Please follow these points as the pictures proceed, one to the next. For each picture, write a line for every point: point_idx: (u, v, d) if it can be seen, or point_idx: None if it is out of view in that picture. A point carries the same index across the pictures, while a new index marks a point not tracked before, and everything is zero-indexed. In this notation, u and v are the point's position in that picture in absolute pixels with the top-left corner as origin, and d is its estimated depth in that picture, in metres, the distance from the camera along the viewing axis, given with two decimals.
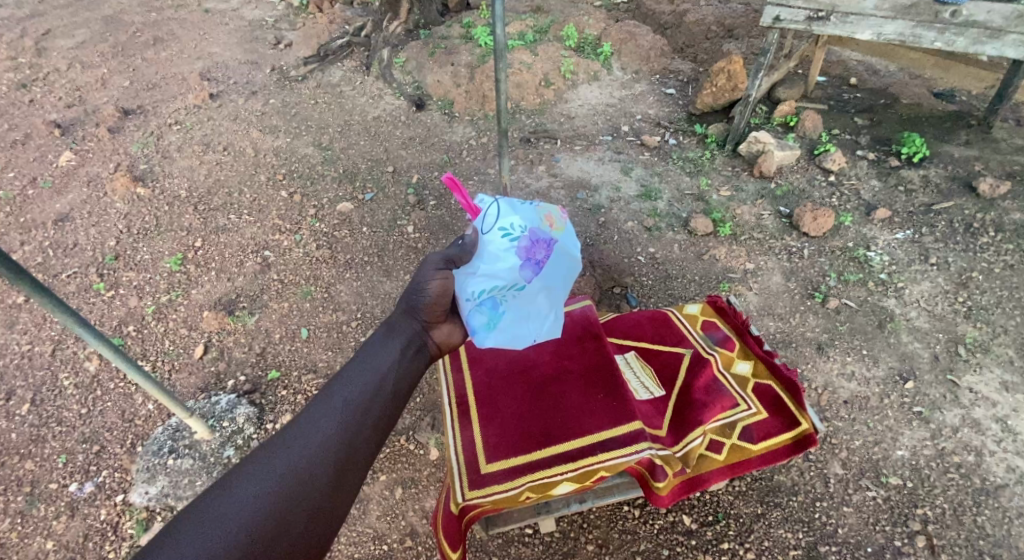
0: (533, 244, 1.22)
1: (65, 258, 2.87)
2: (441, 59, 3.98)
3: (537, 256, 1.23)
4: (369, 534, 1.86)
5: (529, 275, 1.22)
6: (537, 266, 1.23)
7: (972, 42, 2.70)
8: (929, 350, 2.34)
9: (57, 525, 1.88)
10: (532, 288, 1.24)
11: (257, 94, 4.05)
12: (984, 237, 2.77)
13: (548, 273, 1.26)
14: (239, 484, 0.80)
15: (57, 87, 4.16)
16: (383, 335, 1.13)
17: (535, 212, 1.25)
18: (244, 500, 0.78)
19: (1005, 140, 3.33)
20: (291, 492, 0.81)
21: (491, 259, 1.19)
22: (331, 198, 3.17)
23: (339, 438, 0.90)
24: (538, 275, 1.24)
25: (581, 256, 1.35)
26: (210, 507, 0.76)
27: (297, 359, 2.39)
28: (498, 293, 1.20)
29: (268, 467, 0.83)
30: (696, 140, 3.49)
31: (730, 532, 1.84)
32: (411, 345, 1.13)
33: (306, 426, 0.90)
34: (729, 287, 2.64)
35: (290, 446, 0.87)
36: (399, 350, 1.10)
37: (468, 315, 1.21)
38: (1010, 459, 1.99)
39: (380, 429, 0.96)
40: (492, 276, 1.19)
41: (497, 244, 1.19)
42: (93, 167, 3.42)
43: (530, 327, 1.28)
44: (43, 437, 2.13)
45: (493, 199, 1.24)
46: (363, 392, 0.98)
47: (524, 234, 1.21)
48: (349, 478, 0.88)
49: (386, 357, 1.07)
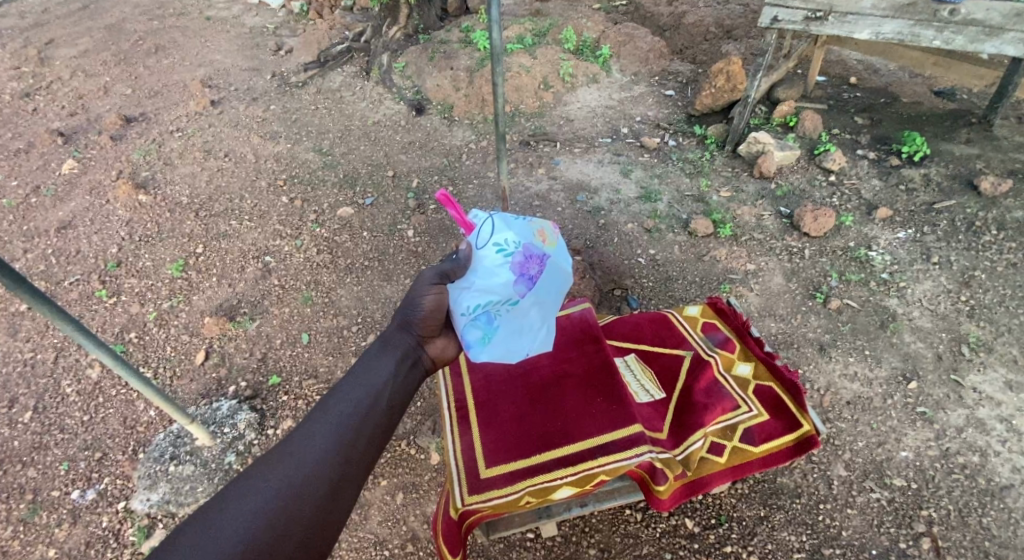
0: (527, 259, 1.23)
1: (67, 265, 2.89)
2: (440, 63, 4.00)
3: (531, 270, 1.24)
4: (371, 540, 1.86)
5: (523, 290, 1.23)
6: (531, 280, 1.24)
7: (970, 40, 2.68)
8: (933, 350, 2.33)
9: (59, 533, 1.88)
10: (525, 302, 1.24)
11: (258, 100, 4.07)
12: (987, 235, 2.75)
13: (541, 288, 1.27)
14: (233, 502, 0.79)
15: (60, 95, 4.19)
16: (379, 348, 1.11)
17: (527, 227, 1.28)
18: (241, 517, 0.76)
19: (1006, 137, 3.31)
20: (288, 508, 0.80)
21: (486, 274, 1.20)
22: (332, 203, 3.18)
23: (337, 452, 0.89)
24: (531, 290, 1.25)
25: (572, 270, 1.37)
26: (207, 524, 0.75)
27: (297, 365, 2.39)
28: (494, 307, 1.20)
29: (265, 483, 0.82)
30: (695, 141, 3.50)
31: (733, 534, 1.84)
32: (409, 358, 1.12)
33: (303, 441, 0.89)
34: (729, 288, 2.63)
35: (288, 461, 0.86)
36: (396, 361, 1.10)
37: (463, 329, 1.20)
38: (1015, 459, 1.97)
39: (377, 441, 0.96)
40: (487, 291, 1.19)
41: (492, 259, 1.20)
42: (95, 175, 3.44)
43: (524, 341, 1.29)
44: (45, 445, 2.14)
45: (487, 215, 1.27)
46: (361, 405, 0.97)
47: (518, 249, 1.22)
48: (346, 494, 0.87)
49: (383, 368, 1.06)
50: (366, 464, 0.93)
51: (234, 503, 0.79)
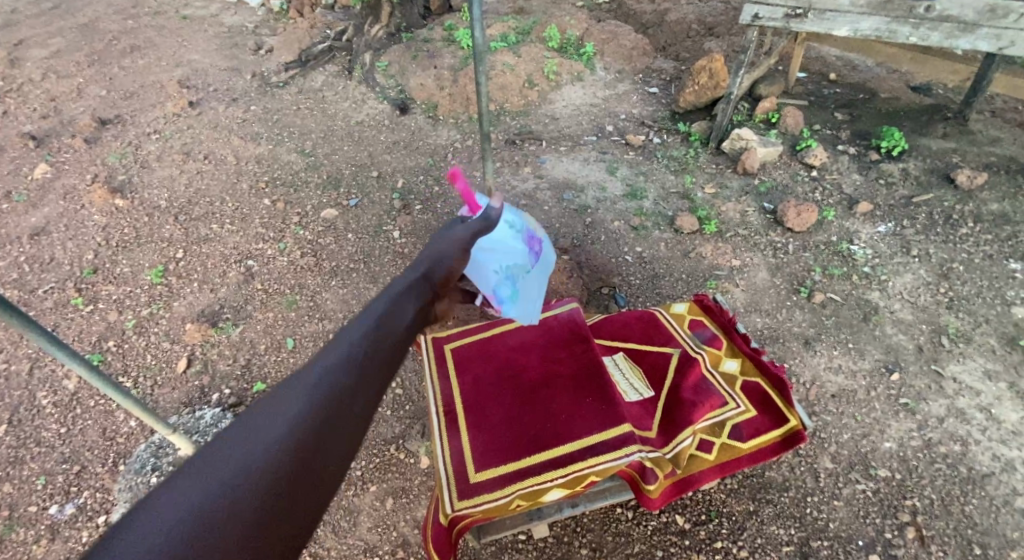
0: (532, 237, 1.40)
1: (41, 273, 2.81)
2: (424, 62, 3.96)
3: (535, 246, 1.41)
4: (360, 547, 1.84)
5: (533, 261, 1.40)
6: (536, 253, 1.42)
7: (946, 36, 2.72)
8: (914, 341, 2.37)
9: (37, 550, 1.83)
10: (533, 271, 1.42)
11: (238, 100, 4.00)
12: (964, 228, 2.81)
13: (541, 261, 1.46)
14: (234, 437, 0.63)
15: (30, 98, 4.07)
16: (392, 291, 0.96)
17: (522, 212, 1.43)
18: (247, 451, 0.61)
19: (981, 131, 3.38)
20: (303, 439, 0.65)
21: (506, 246, 1.32)
22: (315, 205, 3.14)
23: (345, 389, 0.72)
24: (537, 261, 1.43)
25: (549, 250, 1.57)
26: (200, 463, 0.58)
27: (282, 371, 2.35)
28: (515, 273, 1.34)
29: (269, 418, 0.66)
30: (679, 138, 3.51)
31: (723, 530, 1.85)
32: (423, 303, 0.98)
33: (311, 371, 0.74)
34: (715, 285, 2.65)
35: (298, 393, 0.70)
36: (415, 305, 0.95)
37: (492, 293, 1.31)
38: (994, 447, 2.02)
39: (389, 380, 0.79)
40: (509, 258, 1.32)
41: (509, 235, 1.32)
42: (69, 179, 3.35)
43: (530, 307, 1.46)
44: (21, 459, 2.08)
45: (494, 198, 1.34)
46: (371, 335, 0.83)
47: (525, 228, 1.38)
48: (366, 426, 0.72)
49: (389, 302, 0.92)
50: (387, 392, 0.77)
51: (236, 438, 0.63)
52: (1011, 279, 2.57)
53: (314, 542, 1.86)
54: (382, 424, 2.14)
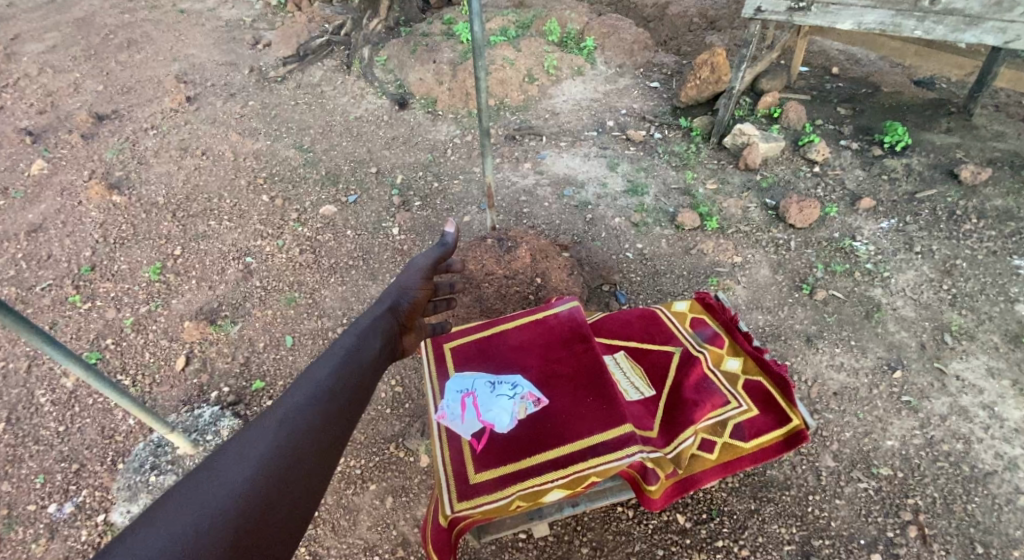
0: (468, 404, 1.56)
1: (39, 270, 2.79)
2: (423, 56, 3.90)
3: (472, 400, 1.57)
4: (360, 545, 1.83)
5: (478, 389, 1.59)
6: (474, 394, 1.58)
7: (951, 30, 2.67)
8: (917, 339, 2.35)
9: (36, 549, 1.82)
10: (479, 383, 1.61)
11: (236, 95, 3.98)
12: (968, 224, 2.79)
13: (461, 385, 1.62)
14: (206, 478, 0.74)
15: (28, 93, 4.04)
16: (359, 334, 1.22)
17: (463, 416, 1.54)
18: (221, 489, 0.72)
19: (984, 126, 3.35)
20: (276, 473, 0.77)
21: (501, 399, 1.55)
22: (314, 202, 3.12)
23: (321, 408, 0.91)
24: (472, 386, 1.61)
25: (428, 371, 1.70)
26: (177, 505, 0.68)
27: (281, 370, 2.34)
28: (494, 387, 1.59)
29: (237, 461, 0.77)
30: (681, 133, 3.49)
31: (724, 529, 1.84)
32: (388, 333, 1.29)
33: (273, 418, 0.86)
34: (717, 282, 2.63)
35: (258, 437, 0.82)
36: (382, 334, 1.27)
37: (517, 386, 1.58)
38: (998, 446, 2.00)
39: (357, 395, 1.00)
40: (503, 395, 1.56)
41: (502, 405, 1.54)
42: (67, 175, 3.33)
43: (494, 369, 1.66)
44: (19, 458, 2.07)
45: (498, 425, 1.51)
46: (322, 388, 0.96)
47: (477, 410, 1.55)
48: (331, 464, 0.85)
49: (341, 350, 1.11)
50: (343, 436, 0.91)
51: (209, 478, 0.74)
52: (1014, 275, 2.55)
53: (315, 541, 1.85)
54: (381, 422, 2.13)
